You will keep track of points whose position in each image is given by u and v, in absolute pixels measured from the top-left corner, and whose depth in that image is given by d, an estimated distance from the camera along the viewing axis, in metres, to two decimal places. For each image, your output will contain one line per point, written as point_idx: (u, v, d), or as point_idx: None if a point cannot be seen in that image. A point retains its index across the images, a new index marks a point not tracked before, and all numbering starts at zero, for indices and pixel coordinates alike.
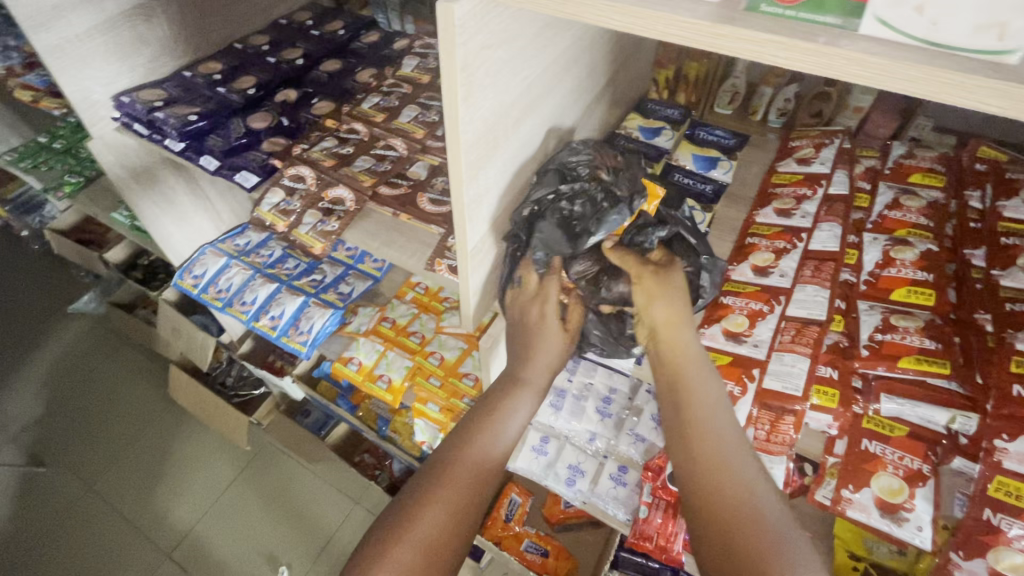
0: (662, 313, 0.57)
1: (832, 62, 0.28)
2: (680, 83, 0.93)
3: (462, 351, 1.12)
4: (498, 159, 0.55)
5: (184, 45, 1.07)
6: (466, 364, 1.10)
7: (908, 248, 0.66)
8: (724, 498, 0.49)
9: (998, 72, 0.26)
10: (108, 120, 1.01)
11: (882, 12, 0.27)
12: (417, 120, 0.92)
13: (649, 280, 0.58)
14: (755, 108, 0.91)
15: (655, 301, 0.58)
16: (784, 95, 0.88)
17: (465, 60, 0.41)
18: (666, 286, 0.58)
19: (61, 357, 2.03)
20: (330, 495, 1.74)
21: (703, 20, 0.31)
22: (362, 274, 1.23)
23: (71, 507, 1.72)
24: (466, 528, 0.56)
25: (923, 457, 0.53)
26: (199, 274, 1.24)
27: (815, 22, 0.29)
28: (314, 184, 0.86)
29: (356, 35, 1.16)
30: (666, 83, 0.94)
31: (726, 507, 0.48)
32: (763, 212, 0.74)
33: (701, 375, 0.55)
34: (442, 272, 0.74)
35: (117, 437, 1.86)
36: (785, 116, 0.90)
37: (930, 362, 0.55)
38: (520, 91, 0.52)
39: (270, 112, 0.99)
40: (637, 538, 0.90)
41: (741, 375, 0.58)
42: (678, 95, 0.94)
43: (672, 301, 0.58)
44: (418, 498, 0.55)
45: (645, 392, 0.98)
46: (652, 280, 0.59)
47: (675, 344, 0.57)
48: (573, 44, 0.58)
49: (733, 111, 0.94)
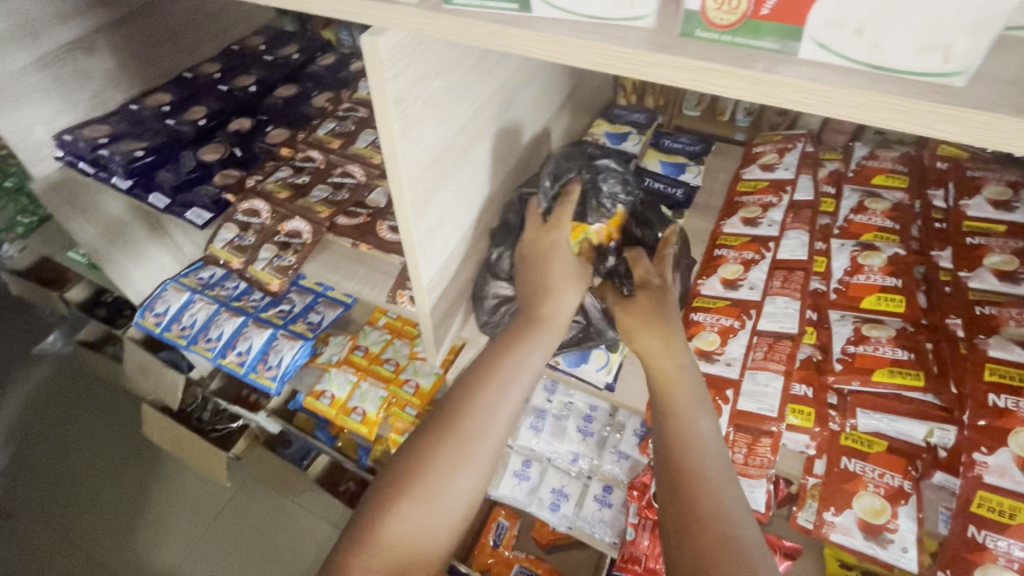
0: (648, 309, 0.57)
1: (772, 89, 0.27)
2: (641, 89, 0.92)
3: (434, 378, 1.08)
4: (449, 195, 0.53)
5: (130, 77, 1.03)
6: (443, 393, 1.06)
7: (875, 253, 0.65)
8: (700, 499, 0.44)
9: (944, 95, 0.24)
10: (51, 160, 0.96)
11: (820, 35, 0.25)
12: (374, 145, 0.89)
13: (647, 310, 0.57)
14: (722, 109, 0.94)
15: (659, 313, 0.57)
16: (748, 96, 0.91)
17: (399, 93, 0.39)
18: (661, 321, 0.56)
19: (26, 402, 1.95)
20: (316, 527, 1.69)
21: (636, 49, 0.29)
22: (332, 301, 1.20)
23: (43, 559, 1.65)
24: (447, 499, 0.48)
25: (904, 474, 0.51)
26: (160, 312, 1.20)
27: (753, 47, 0.27)
28: (269, 218, 0.82)
29: (311, 58, 1.12)
30: (633, 90, 0.93)
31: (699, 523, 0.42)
32: (729, 222, 0.73)
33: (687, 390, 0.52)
34: (405, 304, 0.71)
35: (90, 481, 1.79)
36: (751, 116, 0.92)
37: (904, 373, 0.53)
38: (467, 117, 0.50)
39: (222, 143, 0.96)
40: (625, 561, 0.87)
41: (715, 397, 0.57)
42: (648, 99, 0.94)
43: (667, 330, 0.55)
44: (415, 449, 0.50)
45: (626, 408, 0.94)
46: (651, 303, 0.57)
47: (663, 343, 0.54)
48: (522, 64, 0.56)
49: (700, 112, 0.96)
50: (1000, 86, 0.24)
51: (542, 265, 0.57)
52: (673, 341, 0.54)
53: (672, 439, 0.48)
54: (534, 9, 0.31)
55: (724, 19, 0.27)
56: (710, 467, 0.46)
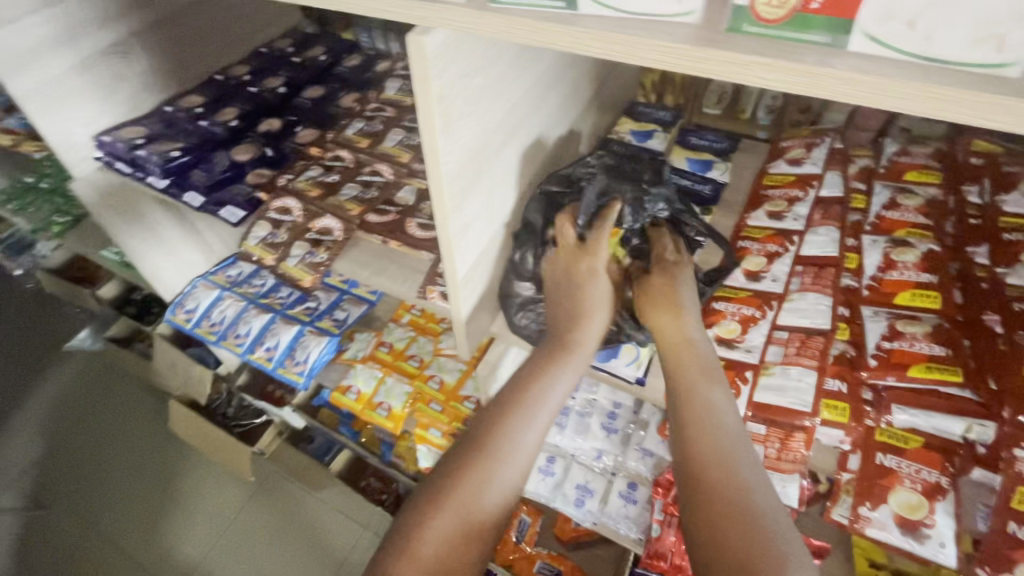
0: (660, 286, 0.58)
1: (822, 82, 0.27)
2: (665, 87, 0.92)
3: (457, 375, 1.09)
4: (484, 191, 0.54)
5: (164, 79, 1.06)
6: (467, 390, 1.07)
7: (909, 249, 0.64)
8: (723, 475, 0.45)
9: (997, 86, 0.24)
10: (90, 160, 1.00)
11: (870, 28, 0.25)
12: (402, 144, 0.90)
13: (656, 284, 0.58)
14: (743, 108, 0.93)
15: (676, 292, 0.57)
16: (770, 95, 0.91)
17: (441, 90, 0.40)
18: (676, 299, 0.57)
19: (59, 395, 2.02)
20: (338, 522, 1.71)
21: (683, 44, 0.29)
22: (357, 298, 1.22)
23: (75, 548, 1.70)
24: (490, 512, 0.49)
25: (941, 469, 0.51)
26: (191, 309, 1.23)
27: (803, 40, 0.27)
28: (301, 215, 0.84)
29: (337, 59, 1.14)
30: (651, 87, 0.93)
31: (722, 504, 0.43)
32: (754, 215, 0.74)
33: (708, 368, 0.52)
34: (434, 300, 0.72)
35: (119, 473, 1.84)
36: (773, 114, 0.92)
37: (940, 369, 0.53)
38: (502, 114, 0.51)
39: (253, 143, 0.98)
40: (651, 557, 0.88)
41: (734, 379, 0.58)
42: (666, 97, 0.93)
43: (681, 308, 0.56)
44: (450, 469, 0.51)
45: (649, 406, 0.95)
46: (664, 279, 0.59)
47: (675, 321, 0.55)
48: (555, 63, 0.57)
49: (722, 111, 0.96)
50: None
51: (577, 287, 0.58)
52: (681, 316, 0.56)
53: (687, 415, 0.49)
54: (581, 7, 0.32)
55: (773, 13, 0.27)
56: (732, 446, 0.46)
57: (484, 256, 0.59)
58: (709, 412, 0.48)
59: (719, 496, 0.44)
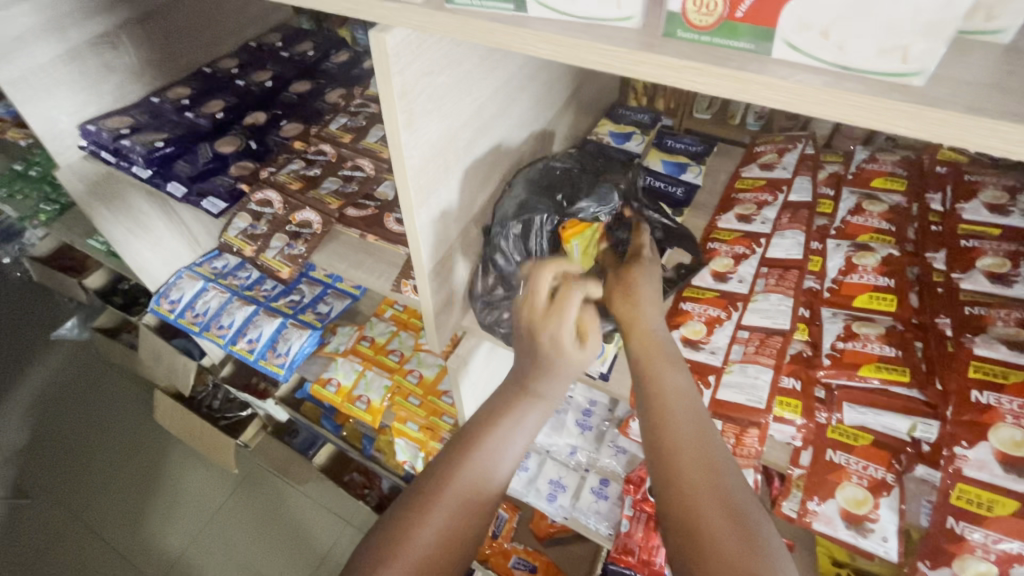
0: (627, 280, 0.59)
1: (747, 87, 0.28)
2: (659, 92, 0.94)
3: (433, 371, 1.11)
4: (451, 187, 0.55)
5: (152, 71, 1.07)
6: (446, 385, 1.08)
7: (869, 253, 0.66)
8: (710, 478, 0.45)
9: (905, 94, 0.26)
10: (75, 149, 1.00)
11: (790, 37, 0.27)
12: (384, 139, 0.91)
13: (629, 276, 0.59)
14: (733, 113, 0.97)
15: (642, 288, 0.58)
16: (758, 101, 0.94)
17: (404, 87, 0.41)
18: (637, 289, 0.58)
19: (46, 385, 2.05)
20: (321, 515, 1.73)
21: (623, 47, 0.31)
22: (340, 293, 1.23)
23: (56, 537, 1.72)
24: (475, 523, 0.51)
25: (887, 466, 0.53)
26: (175, 299, 1.24)
27: (730, 47, 0.29)
28: (281, 208, 0.85)
29: (326, 55, 1.16)
30: (642, 92, 0.95)
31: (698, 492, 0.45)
32: (724, 217, 0.75)
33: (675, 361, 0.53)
34: (409, 293, 0.73)
35: (103, 464, 1.86)
36: (762, 120, 0.94)
37: (891, 369, 0.55)
38: (469, 113, 0.52)
39: (238, 136, 0.99)
40: (619, 552, 0.89)
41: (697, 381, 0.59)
42: (658, 102, 0.96)
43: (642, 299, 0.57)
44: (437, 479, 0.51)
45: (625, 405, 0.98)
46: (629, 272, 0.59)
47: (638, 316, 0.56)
48: (525, 64, 0.59)
49: (711, 117, 0.99)
50: (959, 87, 0.26)
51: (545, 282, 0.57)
52: (646, 308, 0.56)
53: (660, 415, 0.49)
54: (530, 10, 0.33)
55: (703, 21, 0.29)
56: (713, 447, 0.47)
57: (454, 248, 0.60)
58: (686, 413, 0.49)
59: (693, 481, 0.45)
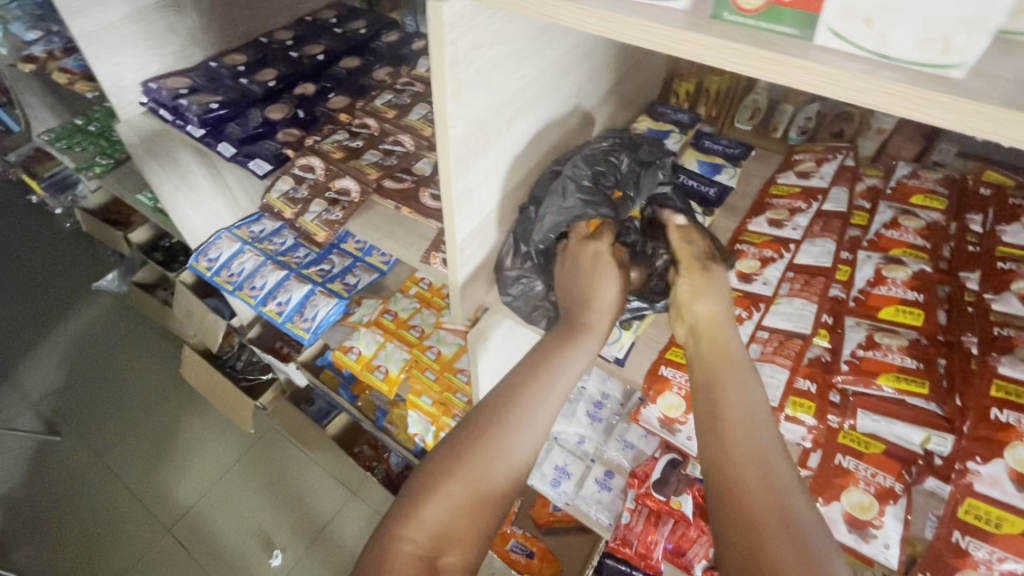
0: (689, 293, 0.58)
1: (787, 70, 0.30)
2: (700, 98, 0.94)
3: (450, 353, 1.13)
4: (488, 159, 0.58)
5: (212, 37, 1.12)
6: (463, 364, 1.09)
7: (900, 267, 0.65)
8: (763, 482, 0.43)
9: (943, 85, 0.27)
10: (136, 105, 1.06)
11: (834, 24, 0.28)
12: (426, 118, 0.93)
13: (691, 275, 0.59)
14: (776, 125, 0.91)
15: (702, 299, 0.57)
16: (806, 114, 0.88)
17: (455, 57, 0.44)
18: (703, 289, 0.57)
19: (83, 333, 2.28)
20: (327, 482, 1.89)
21: (670, 26, 0.32)
22: (369, 267, 1.28)
23: (84, 475, 1.94)
24: (501, 483, 0.51)
25: (897, 476, 0.52)
26: (213, 258, 1.30)
27: (773, 31, 0.30)
28: (323, 174, 0.88)
29: (377, 34, 1.19)
30: (690, 95, 0.95)
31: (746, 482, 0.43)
32: (755, 221, 0.76)
33: (736, 361, 0.51)
34: (436, 265, 0.75)
35: (130, 414, 2.07)
36: (806, 135, 0.89)
37: (910, 380, 0.54)
38: (514, 91, 0.54)
39: (287, 104, 1.02)
40: (618, 542, 0.91)
41: None
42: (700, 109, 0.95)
43: (705, 299, 0.57)
44: (468, 432, 0.53)
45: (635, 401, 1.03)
46: (697, 278, 0.59)
47: (718, 330, 0.54)
48: (572, 49, 0.60)
49: (753, 127, 0.93)
50: (996, 82, 0.27)
51: (589, 278, 0.60)
52: (713, 300, 0.57)
53: (718, 415, 0.47)
54: None
55: (751, 3, 0.30)
56: (765, 446, 0.45)
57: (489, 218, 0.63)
58: (744, 413, 0.47)
59: (750, 490, 0.42)
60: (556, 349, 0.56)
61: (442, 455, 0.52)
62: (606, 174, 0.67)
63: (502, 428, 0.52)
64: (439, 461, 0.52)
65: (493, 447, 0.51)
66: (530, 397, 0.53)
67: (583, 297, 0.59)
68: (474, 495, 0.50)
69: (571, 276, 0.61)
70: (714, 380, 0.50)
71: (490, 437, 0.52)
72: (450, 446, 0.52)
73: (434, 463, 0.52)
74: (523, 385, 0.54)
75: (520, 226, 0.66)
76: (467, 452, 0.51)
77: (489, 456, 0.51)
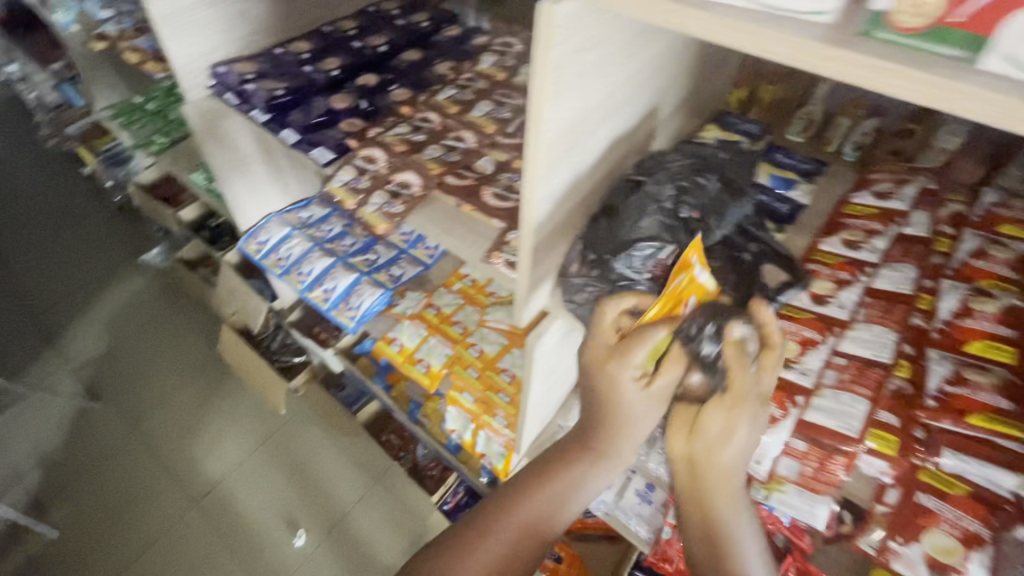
0: (711, 420, 0.54)
1: (942, 92, 0.31)
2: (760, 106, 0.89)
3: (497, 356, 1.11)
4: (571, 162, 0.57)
5: (279, 24, 1.13)
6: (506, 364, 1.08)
7: (990, 300, 0.60)
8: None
9: None
10: (203, 88, 1.08)
11: (1005, 51, 0.30)
12: (490, 115, 0.93)
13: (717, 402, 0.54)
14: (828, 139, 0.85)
15: (725, 432, 0.53)
16: (862, 130, 0.83)
17: (560, 59, 0.43)
18: (725, 426, 0.53)
19: (126, 304, 2.35)
20: (354, 466, 1.93)
21: (818, 43, 0.33)
22: (414, 260, 1.28)
23: (119, 442, 2.00)
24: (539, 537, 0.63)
25: (983, 521, 0.51)
26: (262, 241, 1.33)
27: (933, 52, 0.32)
28: (385, 167, 0.88)
29: (438, 28, 1.18)
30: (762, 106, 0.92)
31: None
32: (827, 241, 0.72)
33: (733, 492, 0.55)
34: (498, 265, 0.74)
35: (166, 386, 2.13)
36: (860, 152, 0.83)
37: (1002, 422, 0.51)
38: (604, 95, 0.53)
39: (350, 94, 1.03)
40: (658, 557, 0.89)
41: (786, 400, 0.59)
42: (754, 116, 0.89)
43: (725, 434, 0.54)
44: (518, 491, 0.64)
45: None
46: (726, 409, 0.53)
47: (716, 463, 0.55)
48: (659, 55, 0.59)
49: (804, 140, 0.87)
50: None
51: (615, 390, 0.57)
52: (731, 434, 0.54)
53: (707, 531, 0.56)
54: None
55: (912, 25, 0.32)
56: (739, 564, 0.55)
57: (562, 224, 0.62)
58: (729, 535, 0.56)
59: None
60: (587, 442, 0.62)
61: (494, 507, 0.64)
62: (689, 194, 0.66)
63: (545, 494, 0.63)
64: (490, 514, 0.63)
65: (534, 510, 0.63)
66: (568, 477, 0.63)
67: (607, 403, 0.58)
68: (519, 541, 0.62)
69: (597, 386, 0.59)
70: (708, 506, 0.56)
71: (531, 502, 0.63)
72: (501, 502, 0.64)
73: (485, 515, 0.64)
74: (561, 467, 0.63)
75: (593, 232, 0.65)
76: (514, 510, 0.63)
77: (530, 520, 0.63)
